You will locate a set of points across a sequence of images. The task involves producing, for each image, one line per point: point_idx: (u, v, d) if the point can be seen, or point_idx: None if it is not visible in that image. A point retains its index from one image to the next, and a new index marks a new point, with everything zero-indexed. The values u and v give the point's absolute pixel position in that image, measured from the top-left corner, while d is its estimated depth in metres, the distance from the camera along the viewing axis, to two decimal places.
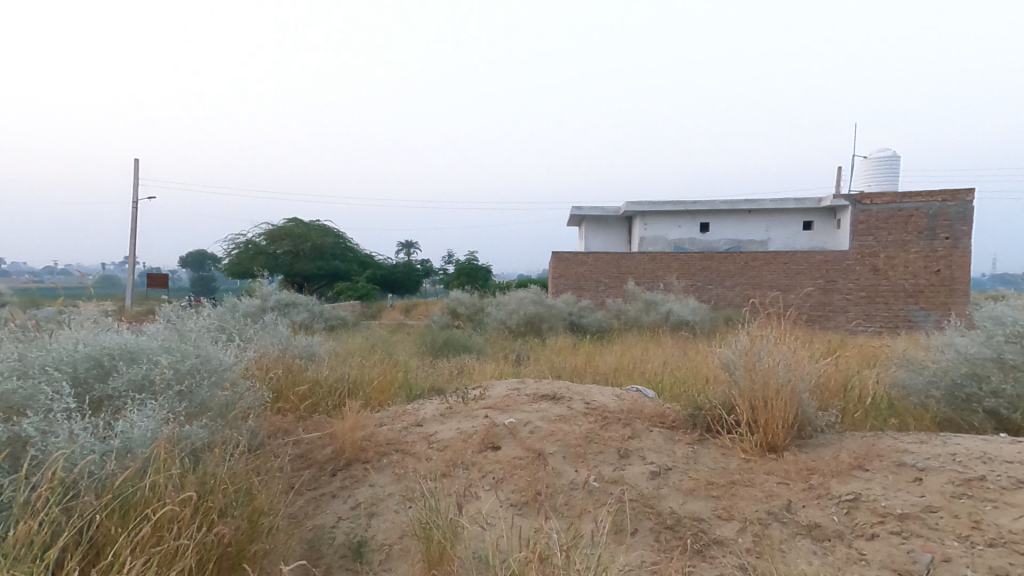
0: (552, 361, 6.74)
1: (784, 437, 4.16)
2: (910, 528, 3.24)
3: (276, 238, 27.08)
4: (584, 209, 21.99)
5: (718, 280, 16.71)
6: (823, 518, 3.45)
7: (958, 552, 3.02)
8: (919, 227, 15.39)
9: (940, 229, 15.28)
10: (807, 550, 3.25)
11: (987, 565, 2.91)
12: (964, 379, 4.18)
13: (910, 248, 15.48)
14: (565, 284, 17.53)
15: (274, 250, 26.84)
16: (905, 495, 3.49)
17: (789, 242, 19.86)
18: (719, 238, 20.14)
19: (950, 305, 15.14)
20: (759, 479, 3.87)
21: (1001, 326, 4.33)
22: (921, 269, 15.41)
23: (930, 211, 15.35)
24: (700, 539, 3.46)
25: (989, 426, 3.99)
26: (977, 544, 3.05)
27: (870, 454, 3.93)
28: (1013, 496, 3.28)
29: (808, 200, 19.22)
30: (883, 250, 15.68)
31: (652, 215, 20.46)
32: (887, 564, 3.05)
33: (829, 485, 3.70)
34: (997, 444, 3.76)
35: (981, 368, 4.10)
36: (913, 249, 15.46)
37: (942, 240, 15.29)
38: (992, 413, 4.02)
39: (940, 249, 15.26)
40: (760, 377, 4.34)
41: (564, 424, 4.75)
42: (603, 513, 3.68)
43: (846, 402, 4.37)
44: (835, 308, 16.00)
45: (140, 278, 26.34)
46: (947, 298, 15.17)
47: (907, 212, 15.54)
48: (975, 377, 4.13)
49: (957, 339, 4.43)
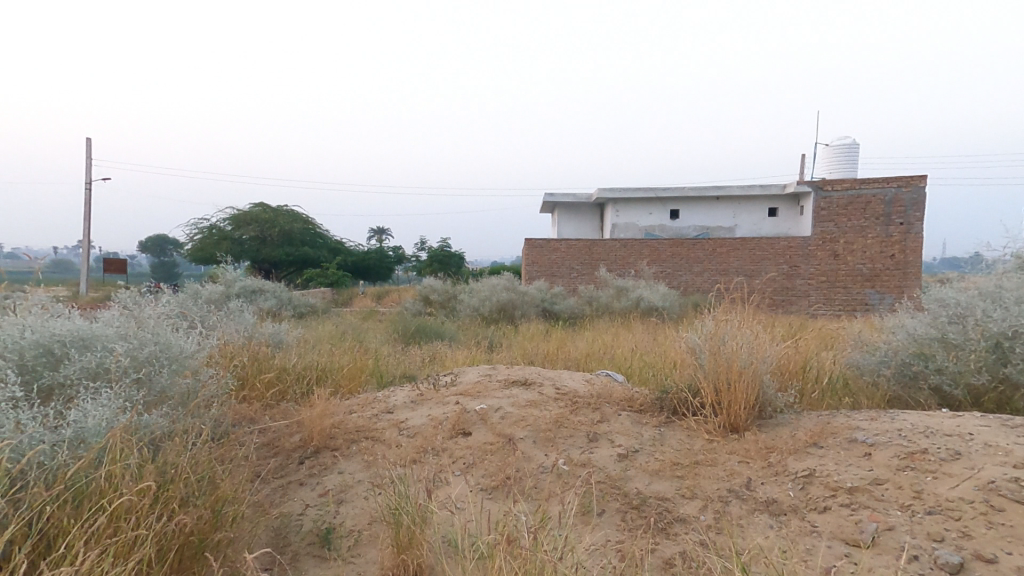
0: (525, 347, 6.79)
1: (745, 418, 4.28)
2: (858, 501, 3.40)
3: (241, 223, 26.40)
4: (557, 196, 21.98)
5: (687, 267, 17.02)
6: (780, 494, 3.60)
7: (900, 520, 3.19)
8: (876, 214, 15.96)
9: (895, 216, 15.84)
10: (763, 524, 3.39)
11: (926, 531, 3.08)
12: (911, 359, 4.31)
13: (867, 234, 16.01)
14: (537, 272, 17.59)
15: (239, 236, 26.22)
16: (855, 469, 3.66)
17: (755, 228, 20.26)
18: (688, 226, 20.49)
19: (902, 288, 15.77)
20: (722, 459, 4.01)
21: (944, 307, 4.40)
22: (877, 254, 15.97)
23: (886, 199, 15.88)
24: (664, 517, 3.57)
25: (933, 402, 4.13)
26: (918, 512, 3.22)
27: (825, 431, 4.08)
28: (952, 467, 3.47)
29: (773, 187, 19.63)
30: (843, 237, 16.17)
31: (625, 203, 20.66)
32: (836, 535, 3.20)
33: (787, 463, 3.85)
34: (938, 419, 3.92)
35: (927, 347, 4.22)
36: (870, 236, 16.01)
37: (897, 226, 15.85)
38: (936, 390, 4.16)
39: (895, 235, 15.83)
40: (723, 361, 4.43)
41: (534, 408, 4.79)
42: (571, 495, 3.76)
43: (805, 383, 4.50)
44: (798, 293, 16.51)
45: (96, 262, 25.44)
46: (900, 282, 15.79)
47: (865, 199, 16.01)
48: (921, 356, 4.26)
49: (906, 321, 4.54)
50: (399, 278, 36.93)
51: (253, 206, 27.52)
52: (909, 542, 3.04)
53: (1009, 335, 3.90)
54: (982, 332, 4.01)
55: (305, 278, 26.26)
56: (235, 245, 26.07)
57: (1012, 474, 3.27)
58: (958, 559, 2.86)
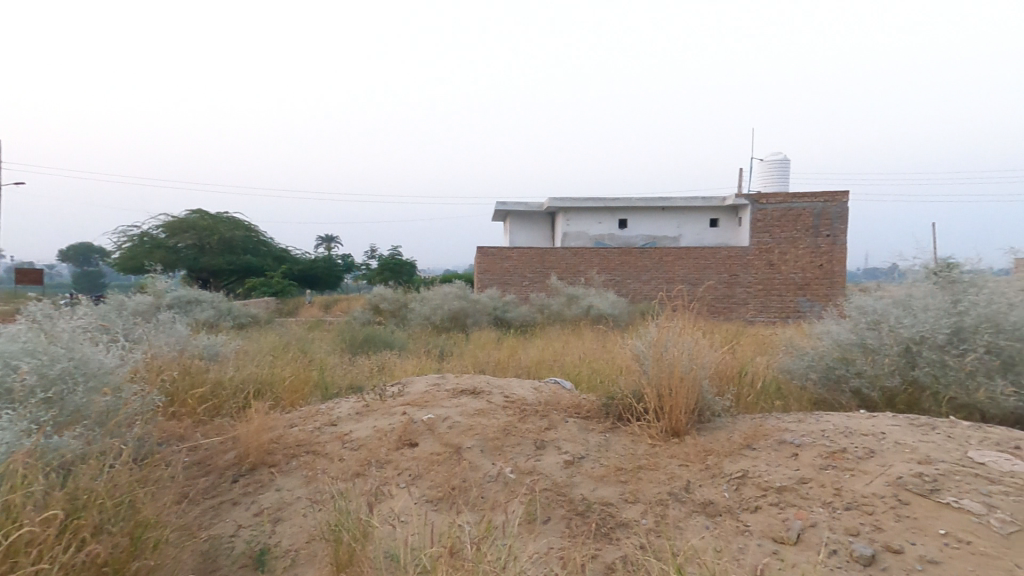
0: (476, 356, 6.77)
1: (685, 422, 4.41)
2: (786, 499, 3.57)
3: (177, 230, 25.35)
4: (509, 204, 22.23)
5: (635, 274, 17.48)
6: (716, 495, 3.74)
7: (822, 517, 3.37)
8: (806, 226, 16.97)
9: (822, 228, 16.88)
10: (699, 526, 3.50)
11: (844, 526, 3.27)
12: (835, 363, 4.49)
13: (798, 244, 16.97)
14: (489, 280, 17.61)
15: (174, 243, 25.11)
16: (784, 469, 3.85)
17: (699, 239, 21.00)
18: (636, 235, 21.06)
19: (830, 296, 16.80)
20: (663, 463, 4.12)
21: (863, 313, 4.52)
22: (808, 264, 16.94)
23: (815, 212, 16.92)
24: (607, 523, 3.63)
25: (854, 403, 4.33)
26: (837, 508, 3.41)
27: (758, 434, 4.26)
28: (868, 464, 3.70)
29: (715, 199, 20.50)
30: (777, 247, 17.07)
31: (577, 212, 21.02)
32: (765, 533, 3.34)
33: (723, 465, 4.01)
34: (857, 420, 4.12)
35: (848, 352, 4.40)
36: (801, 246, 16.98)
37: (825, 238, 16.88)
38: (856, 392, 4.36)
39: (823, 246, 16.86)
40: (665, 367, 4.54)
41: (483, 417, 4.77)
42: (515, 504, 3.77)
43: (741, 388, 4.68)
44: (737, 300, 17.25)
45: (7, 273, 23.33)
46: (828, 290, 16.83)
47: (796, 212, 17.02)
48: (843, 361, 4.44)
49: (831, 327, 4.66)
50: (351, 287, 35.98)
51: (190, 212, 26.37)
52: (829, 538, 3.21)
53: (917, 340, 4.09)
54: (895, 336, 4.19)
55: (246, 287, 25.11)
56: (170, 253, 25.04)
57: (918, 469, 3.52)
58: (871, 552, 3.04)
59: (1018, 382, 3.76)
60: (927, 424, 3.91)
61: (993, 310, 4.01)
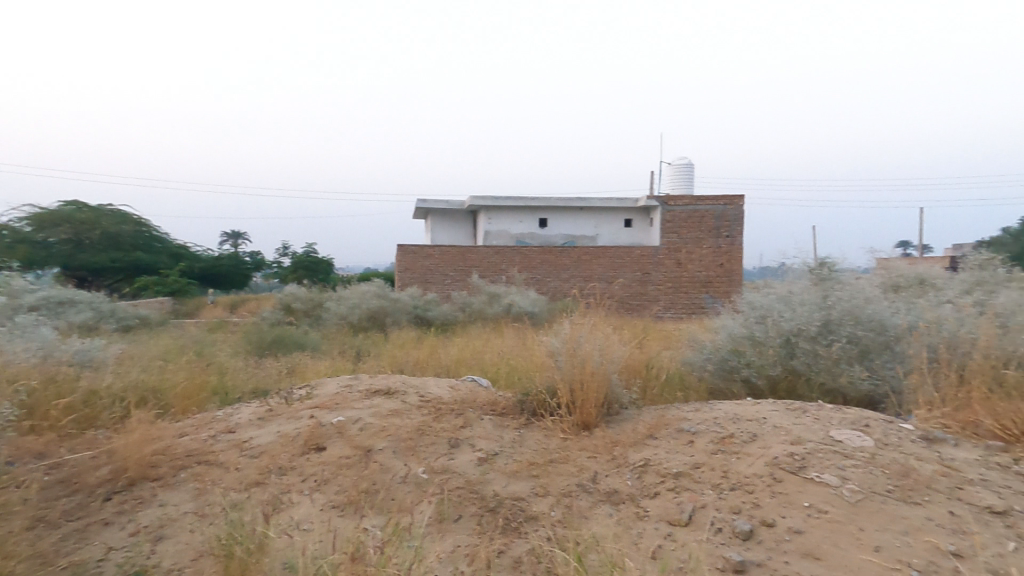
0: (394, 356, 6.65)
1: (595, 416, 4.55)
2: (681, 484, 3.79)
3: (44, 221, 20.85)
4: (429, 202, 22.23)
5: (555, 272, 18.00)
6: (620, 484, 3.90)
7: (711, 498, 3.61)
8: (709, 227, 18.25)
9: (722, 229, 18.21)
10: (603, 515, 3.63)
11: (728, 505, 3.51)
12: (729, 354, 4.74)
13: (703, 245, 18.20)
14: (410, 278, 17.47)
15: (41, 237, 20.71)
16: (680, 456, 4.08)
17: (614, 238, 21.86)
18: (555, 234, 21.68)
19: (730, 293, 18.16)
20: (574, 456, 4.24)
21: (752, 307, 4.72)
22: (711, 263, 18.23)
23: (716, 214, 18.25)
24: (518, 517, 3.66)
25: (743, 391, 4.64)
26: (724, 489, 3.67)
27: (660, 424, 4.48)
28: (751, 447, 4.02)
29: (628, 201, 21.46)
30: (684, 247, 18.22)
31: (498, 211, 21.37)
32: (663, 517, 3.53)
33: (627, 455, 4.19)
34: (744, 407, 4.39)
35: (740, 345, 4.64)
36: (705, 246, 18.23)
37: (724, 239, 18.22)
38: (745, 381, 4.65)
39: (724, 246, 18.19)
40: (578, 362, 4.64)
41: (396, 418, 4.67)
42: (425, 505, 3.71)
43: (647, 382, 4.91)
44: (649, 298, 18.26)
45: None
46: (728, 287, 18.17)
47: (700, 214, 18.25)
48: (735, 352, 4.69)
49: (726, 321, 4.80)
50: (260, 287, 30.63)
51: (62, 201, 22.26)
52: (716, 517, 3.44)
53: (796, 332, 4.41)
54: (778, 329, 4.48)
55: (132, 285, 22.13)
56: (37, 248, 20.60)
57: (791, 449, 3.87)
58: (749, 528, 3.30)
59: (872, 367, 4.19)
60: (799, 408, 4.26)
61: (855, 302, 4.40)
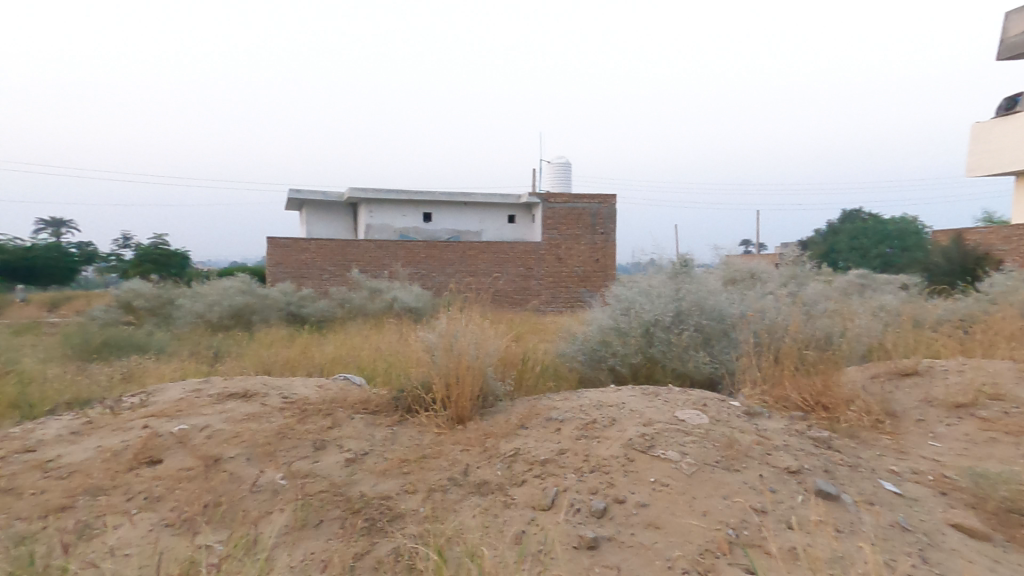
0: (259, 356, 6.21)
1: (470, 410, 4.58)
2: (547, 470, 3.93)
3: None
4: (304, 193, 21.10)
5: (440, 267, 17.10)
6: (490, 475, 3.94)
7: (572, 481, 3.78)
8: (585, 224, 18.29)
9: (599, 227, 18.38)
10: (470, 506, 3.63)
11: (587, 487, 3.71)
12: (597, 344, 5.01)
13: (580, 240, 18.24)
14: (284, 273, 16.05)
15: None
16: (548, 443, 4.24)
17: (499, 234, 21.48)
18: (440, 229, 21.11)
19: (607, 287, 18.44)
20: (446, 450, 4.22)
21: (618, 299, 4.99)
22: (588, 259, 18.34)
23: (590, 211, 18.33)
24: (384, 516, 3.51)
25: (609, 379, 4.94)
26: (584, 472, 3.87)
27: (531, 414, 4.63)
28: (610, 430, 4.30)
29: (511, 197, 21.14)
30: (563, 243, 18.13)
31: (379, 204, 20.53)
32: (528, 503, 3.63)
33: (499, 446, 4.26)
34: (607, 393, 4.61)
35: (607, 335, 4.92)
36: (583, 243, 18.31)
37: (600, 236, 18.39)
38: (611, 369, 4.94)
39: (600, 242, 18.39)
40: (454, 356, 4.64)
41: (253, 422, 4.32)
42: (279, 513, 3.42)
43: (521, 374, 5.05)
44: (532, 292, 17.87)
45: None
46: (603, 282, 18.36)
47: (577, 211, 18.24)
48: (603, 342, 4.97)
49: (596, 312, 5.00)
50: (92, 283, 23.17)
51: None
52: (575, 498, 3.62)
53: (653, 322, 4.79)
54: (639, 320, 4.83)
55: None
56: None
57: (643, 430, 4.20)
58: (603, 505, 3.53)
59: (713, 353, 4.69)
60: (654, 391, 4.65)
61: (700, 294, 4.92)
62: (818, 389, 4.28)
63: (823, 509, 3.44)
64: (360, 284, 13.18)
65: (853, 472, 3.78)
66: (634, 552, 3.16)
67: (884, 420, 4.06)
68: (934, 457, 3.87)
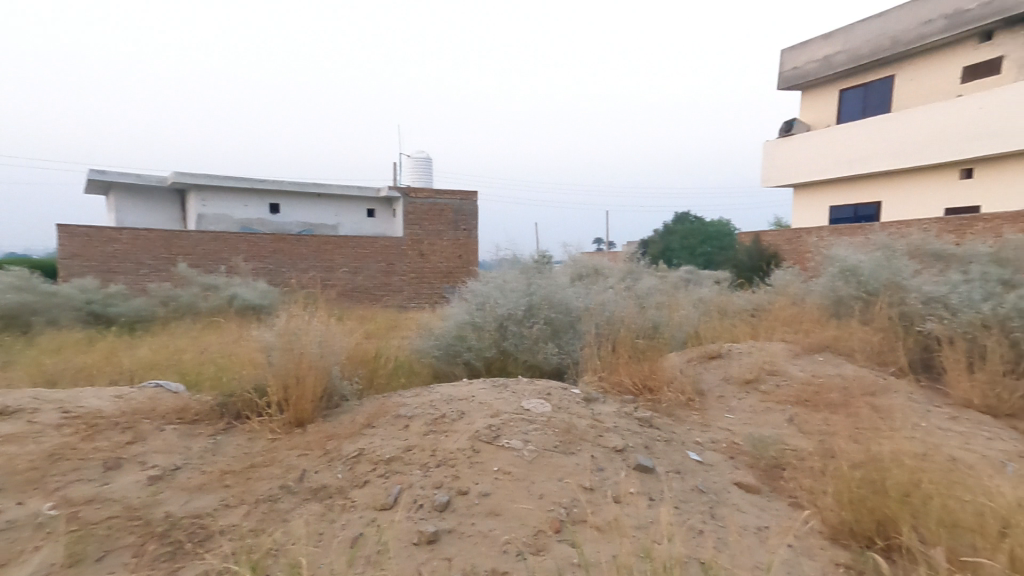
0: (42, 365, 5.38)
1: (311, 411, 4.31)
2: (391, 469, 3.79)
3: None
4: (110, 173, 16.57)
5: (291, 262, 13.92)
6: (330, 479, 3.69)
7: (417, 478, 3.69)
8: (449, 220, 16.55)
9: (461, 223, 16.66)
10: (304, 513, 3.31)
11: (431, 482, 3.64)
12: (454, 340, 5.07)
13: (444, 236, 16.33)
14: (82, 267, 11.90)
15: None
16: (395, 442, 4.12)
17: (358, 229, 19.01)
18: (291, 221, 18.11)
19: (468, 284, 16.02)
20: (281, 456, 3.88)
21: (475, 294, 5.13)
22: (451, 256, 16.40)
23: (455, 207, 16.65)
24: (197, 535, 2.97)
25: (464, 373, 5.03)
26: (430, 467, 3.81)
27: (380, 412, 4.51)
28: (458, 423, 4.32)
29: (371, 188, 18.61)
30: (426, 238, 16.00)
31: (213, 193, 17.06)
32: (369, 504, 3.44)
33: (341, 447, 4.03)
34: (460, 388, 4.71)
35: (464, 330, 5.02)
36: (445, 239, 16.39)
37: (463, 232, 16.70)
38: (467, 363, 5.03)
39: (463, 238, 16.63)
40: (293, 355, 4.35)
41: (10, 445, 3.59)
42: (43, 549, 2.69)
43: (371, 371, 4.99)
44: (393, 289, 15.40)
45: None
46: None
47: (439, 208, 16.48)
48: (459, 337, 5.06)
49: (452, 308, 5.06)
50: None
51: None
52: (418, 495, 3.52)
53: (507, 316, 5.00)
54: (494, 314, 5.01)
55: None
56: None
57: (489, 421, 4.28)
58: (446, 499, 3.46)
59: (560, 345, 4.98)
60: (504, 383, 4.82)
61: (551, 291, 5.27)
62: (646, 373, 4.74)
63: (641, 481, 3.77)
64: (190, 275, 11.90)
65: (666, 446, 4.25)
66: (471, 540, 3.11)
67: (694, 398, 4.61)
68: (728, 427, 4.51)
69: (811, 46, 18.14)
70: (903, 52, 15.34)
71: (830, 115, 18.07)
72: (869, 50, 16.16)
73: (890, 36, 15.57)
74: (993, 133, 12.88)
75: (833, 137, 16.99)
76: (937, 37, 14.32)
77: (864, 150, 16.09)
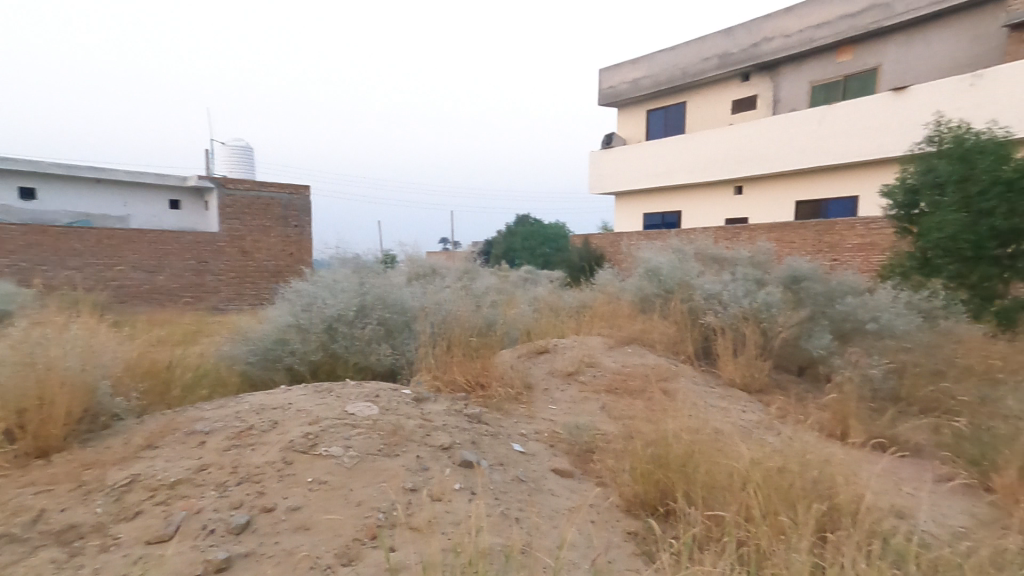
0: None
1: (62, 435, 3.58)
2: (175, 493, 3.16)
3: None
4: None
5: (57, 258, 11.44)
6: (83, 517, 2.95)
7: (209, 500, 3.11)
8: (276, 216, 14.90)
9: (291, 219, 15.14)
10: (33, 565, 2.59)
11: (228, 503, 3.11)
12: (274, 344, 4.68)
13: (270, 233, 14.70)
14: None
15: None
16: (184, 462, 3.48)
17: (153, 221, 16.36)
18: (54, 211, 14.87)
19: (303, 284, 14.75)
20: (8, 497, 3.05)
21: (299, 295, 4.74)
22: (281, 253, 14.86)
23: (283, 202, 15.05)
24: None
25: (286, 379, 4.64)
26: (229, 486, 3.26)
27: (168, 429, 3.90)
28: (267, 433, 3.82)
29: (172, 177, 16.24)
30: (250, 234, 14.34)
31: None
32: (138, 539, 2.80)
33: (105, 477, 3.30)
34: (274, 395, 4.32)
35: (286, 334, 4.65)
36: (274, 235, 14.77)
37: (294, 229, 15.19)
38: (290, 368, 4.67)
39: (293, 236, 15.14)
40: (33, 373, 3.65)
41: None
42: None
43: (152, 387, 4.47)
44: (208, 290, 13.48)
45: None
46: None
47: (264, 201, 14.80)
48: (280, 341, 4.69)
49: (274, 311, 4.63)
50: None
51: None
52: (210, 519, 2.96)
53: (336, 318, 4.73)
54: (321, 316, 4.72)
55: None
56: None
57: (308, 428, 3.86)
58: (245, 519, 2.97)
59: (394, 345, 4.89)
60: (330, 387, 4.55)
61: (387, 291, 5.13)
62: (477, 370, 4.85)
63: (465, 476, 3.71)
64: None
65: (491, 440, 4.20)
66: (274, 561, 2.70)
67: (523, 391, 4.84)
68: (550, 418, 4.81)
69: (621, 68, 20.08)
70: (689, 82, 17.94)
71: (639, 132, 20.19)
72: (668, 76, 18.49)
73: (679, 67, 18.13)
74: (755, 157, 15.66)
75: (644, 150, 18.80)
76: (714, 71, 17.18)
77: (678, 163, 17.79)
